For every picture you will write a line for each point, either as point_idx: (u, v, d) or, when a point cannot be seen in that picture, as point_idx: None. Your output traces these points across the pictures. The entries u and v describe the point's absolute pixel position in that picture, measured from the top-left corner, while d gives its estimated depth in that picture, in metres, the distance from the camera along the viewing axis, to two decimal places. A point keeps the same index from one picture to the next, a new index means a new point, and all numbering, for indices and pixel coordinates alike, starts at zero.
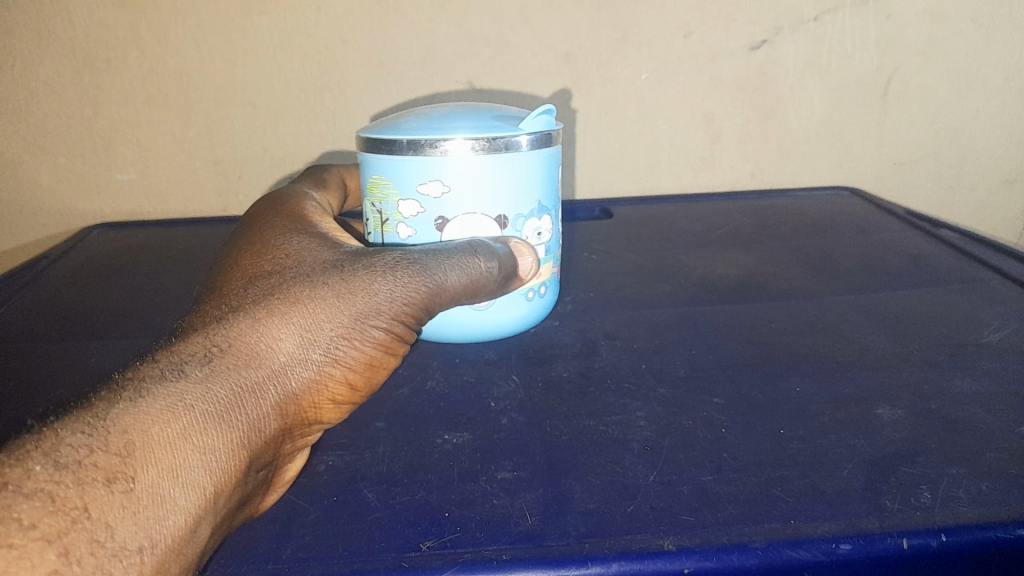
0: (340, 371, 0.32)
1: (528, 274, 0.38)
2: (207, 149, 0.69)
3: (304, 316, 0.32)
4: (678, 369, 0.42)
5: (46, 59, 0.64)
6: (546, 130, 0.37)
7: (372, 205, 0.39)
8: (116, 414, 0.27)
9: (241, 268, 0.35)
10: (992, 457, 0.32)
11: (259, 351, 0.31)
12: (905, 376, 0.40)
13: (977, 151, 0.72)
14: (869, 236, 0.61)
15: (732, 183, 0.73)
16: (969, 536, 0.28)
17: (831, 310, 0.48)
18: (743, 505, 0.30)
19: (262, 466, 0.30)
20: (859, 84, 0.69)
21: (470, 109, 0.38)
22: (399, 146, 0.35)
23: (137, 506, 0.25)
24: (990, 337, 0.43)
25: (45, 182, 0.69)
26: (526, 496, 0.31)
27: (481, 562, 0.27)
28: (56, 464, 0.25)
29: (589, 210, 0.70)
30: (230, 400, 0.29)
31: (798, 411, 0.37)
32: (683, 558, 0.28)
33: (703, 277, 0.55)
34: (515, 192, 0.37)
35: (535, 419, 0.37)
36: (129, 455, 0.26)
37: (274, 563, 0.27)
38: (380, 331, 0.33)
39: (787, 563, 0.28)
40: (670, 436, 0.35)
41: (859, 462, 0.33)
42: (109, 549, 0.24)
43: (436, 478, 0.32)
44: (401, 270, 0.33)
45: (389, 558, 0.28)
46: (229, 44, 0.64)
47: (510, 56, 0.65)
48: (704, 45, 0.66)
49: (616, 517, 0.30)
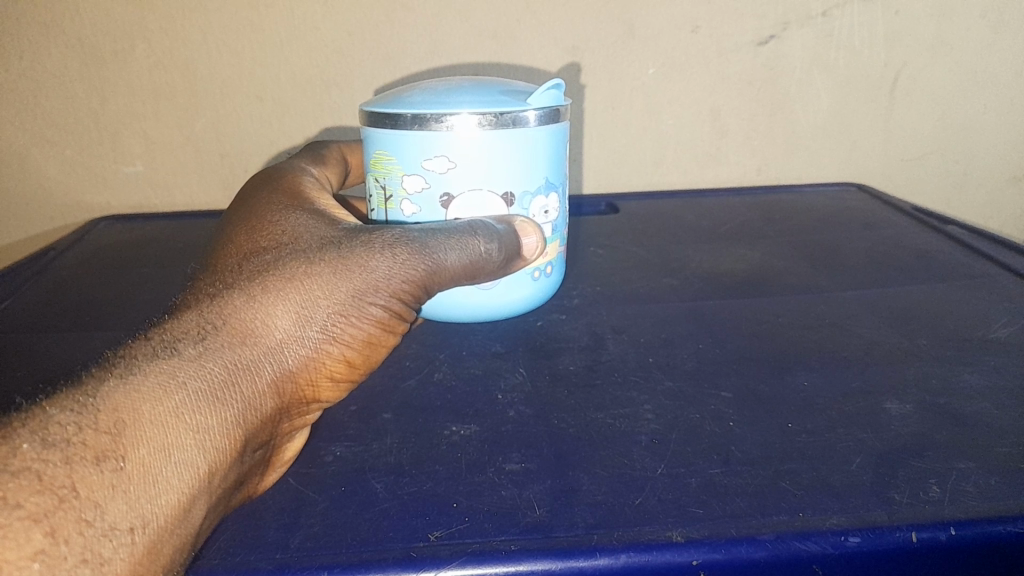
0: (337, 349, 0.32)
1: (532, 253, 0.37)
2: (214, 141, 0.68)
3: (300, 293, 0.31)
4: (685, 363, 0.41)
5: (54, 51, 0.64)
6: (553, 106, 0.37)
7: (375, 181, 0.38)
8: (106, 391, 0.26)
9: (237, 245, 0.34)
10: (1003, 451, 0.32)
11: (254, 328, 0.30)
12: (914, 371, 0.39)
13: (983, 148, 0.72)
14: (877, 232, 0.60)
15: (738, 178, 0.73)
16: (980, 529, 0.28)
17: (839, 305, 0.48)
18: (751, 498, 0.29)
19: (258, 446, 0.29)
20: (867, 78, 0.68)
21: (476, 83, 0.37)
22: (404, 120, 0.35)
23: (128, 485, 0.25)
24: (999, 332, 0.43)
25: (51, 174, 0.69)
26: (535, 487, 0.30)
27: (490, 552, 0.27)
28: (44, 442, 0.25)
29: (595, 205, 0.70)
30: (224, 378, 0.29)
31: (807, 405, 0.36)
32: (690, 551, 0.27)
33: (709, 272, 0.54)
34: (522, 169, 0.37)
35: (543, 411, 0.36)
36: (118, 433, 0.26)
37: (283, 553, 0.27)
38: (378, 309, 0.33)
39: (795, 556, 0.27)
40: (676, 430, 0.34)
41: (868, 455, 0.32)
42: (98, 529, 0.24)
43: (443, 469, 0.32)
44: (400, 247, 0.33)
45: (396, 549, 0.27)
46: (236, 37, 0.64)
47: (518, 50, 0.65)
48: (712, 39, 0.66)
49: (625, 509, 0.29)
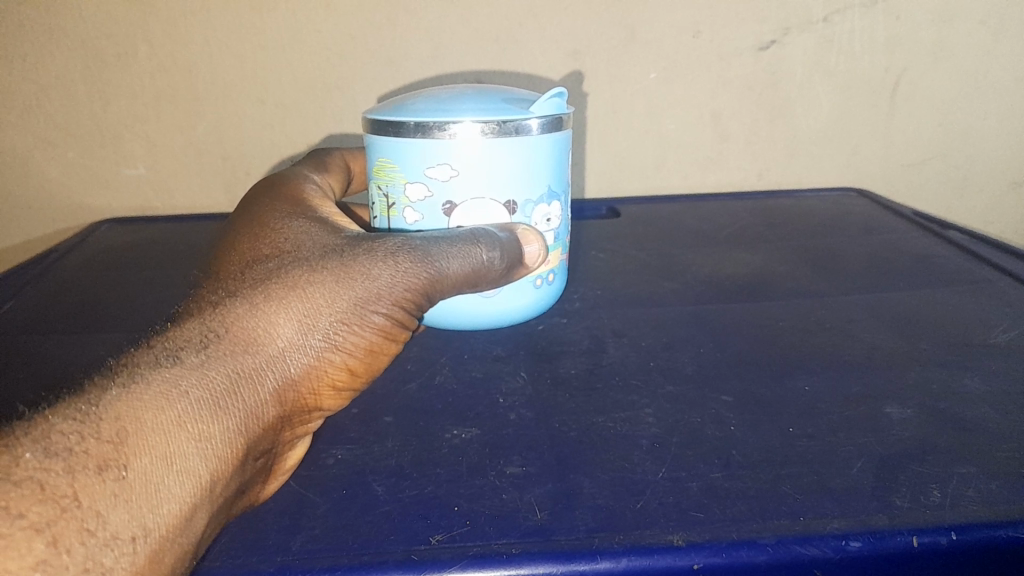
0: (339, 357, 0.32)
1: (534, 262, 0.37)
2: (216, 145, 0.68)
3: (302, 301, 0.31)
4: (686, 367, 0.41)
5: (56, 54, 0.64)
6: (556, 114, 0.37)
7: (378, 188, 0.38)
8: (109, 400, 0.26)
9: (239, 253, 0.35)
10: (1004, 456, 0.32)
11: (256, 336, 0.30)
12: (914, 375, 0.39)
13: (984, 153, 0.72)
14: (876, 238, 0.60)
15: (738, 183, 0.73)
16: (980, 534, 0.28)
17: (839, 309, 0.48)
18: (752, 501, 0.30)
19: (260, 454, 0.29)
20: (867, 83, 0.68)
21: (479, 92, 0.37)
22: (407, 129, 0.35)
23: (130, 494, 0.25)
24: (999, 337, 0.43)
25: (53, 177, 0.69)
26: (536, 491, 0.30)
27: (491, 556, 0.27)
28: (46, 451, 0.25)
29: (596, 209, 0.70)
30: (226, 387, 0.29)
31: (807, 409, 0.36)
32: (691, 554, 0.27)
33: (709, 276, 0.54)
34: (524, 177, 0.37)
35: (544, 414, 0.36)
36: (121, 442, 0.26)
37: (284, 555, 0.27)
38: (380, 317, 0.33)
39: (796, 560, 0.27)
40: (677, 433, 0.34)
41: (869, 460, 0.32)
42: (100, 539, 0.24)
43: (444, 472, 0.32)
44: (402, 256, 0.33)
45: (397, 551, 0.27)
46: (239, 40, 0.64)
47: (519, 54, 0.65)
48: (713, 44, 0.66)
49: (626, 512, 0.29)
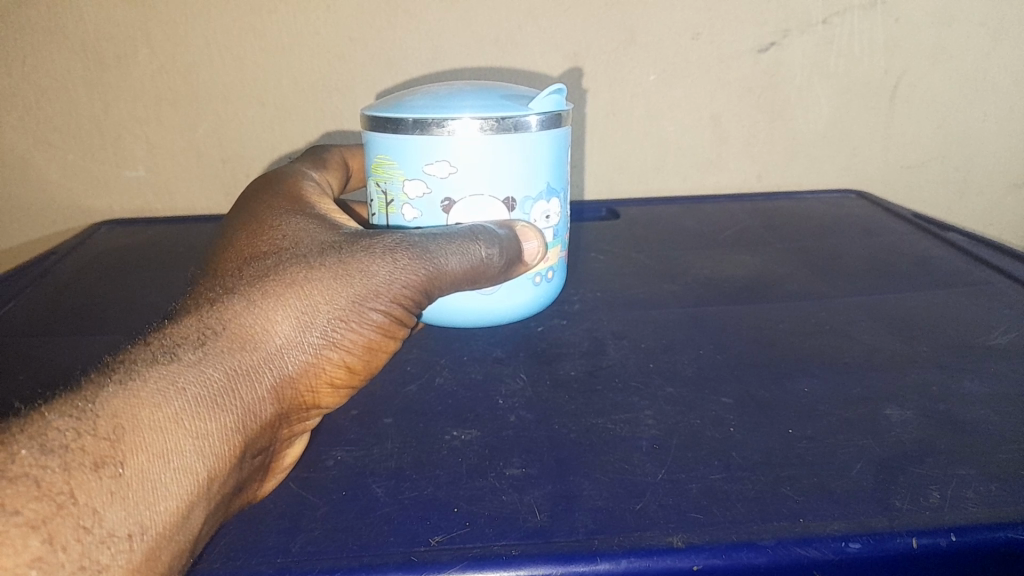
0: (337, 354, 0.32)
1: (534, 259, 0.37)
2: (216, 147, 0.68)
3: (300, 298, 0.31)
4: (685, 369, 0.41)
5: (56, 56, 0.64)
6: (555, 111, 0.37)
7: (377, 185, 0.38)
8: (105, 397, 0.26)
9: (237, 249, 0.34)
10: (1003, 457, 0.32)
11: (254, 332, 0.30)
12: (915, 377, 0.39)
13: (983, 155, 0.72)
14: (875, 239, 0.60)
15: (738, 185, 0.73)
16: (980, 535, 0.28)
17: (839, 311, 0.48)
18: (751, 503, 0.29)
19: (258, 452, 0.29)
20: (866, 86, 0.69)
21: (477, 88, 0.37)
22: (405, 125, 0.35)
23: (126, 491, 0.25)
24: (999, 339, 0.43)
25: (53, 179, 0.69)
26: (536, 493, 0.30)
27: (490, 557, 0.27)
28: (42, 448, 0.25)
29: (596, 211, 0.70)
30: (223, 384, 0.29)
31: (808, 411, 0.36)
32: (691, 556, 0.27)
33: (709, 278, 0.54)
34: (523, 174, 0.37)
35: (544, 416, 0.36)
36: (117, 439, 0.26)
37: (283, 557, 0.27)
38: (379, 314, 0.33)
39: (796, 562, 0.27)
40: (677, 436, 0.34)
41: (869, 462, 0.32)
42: (96, 536, 0.24)
43: (444, 474, 0.31)
44: (401, 252, 0.33)
45: (397, 553, 0.27)
46: (239, 43, 0.64)
47: (519, 57, 0.65)
48: (712, 46, 0.66)
49: (626, 514, 0.29)
